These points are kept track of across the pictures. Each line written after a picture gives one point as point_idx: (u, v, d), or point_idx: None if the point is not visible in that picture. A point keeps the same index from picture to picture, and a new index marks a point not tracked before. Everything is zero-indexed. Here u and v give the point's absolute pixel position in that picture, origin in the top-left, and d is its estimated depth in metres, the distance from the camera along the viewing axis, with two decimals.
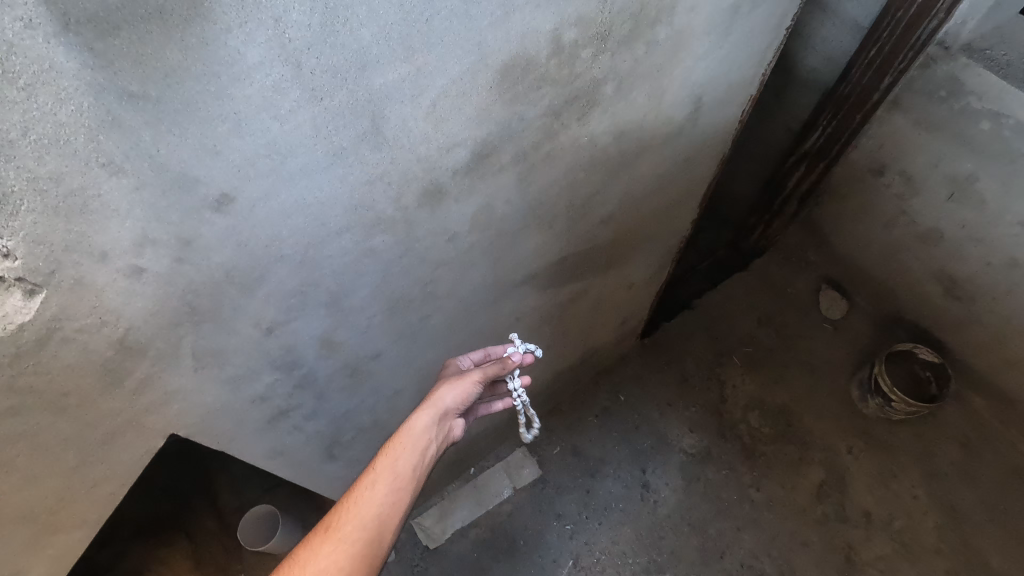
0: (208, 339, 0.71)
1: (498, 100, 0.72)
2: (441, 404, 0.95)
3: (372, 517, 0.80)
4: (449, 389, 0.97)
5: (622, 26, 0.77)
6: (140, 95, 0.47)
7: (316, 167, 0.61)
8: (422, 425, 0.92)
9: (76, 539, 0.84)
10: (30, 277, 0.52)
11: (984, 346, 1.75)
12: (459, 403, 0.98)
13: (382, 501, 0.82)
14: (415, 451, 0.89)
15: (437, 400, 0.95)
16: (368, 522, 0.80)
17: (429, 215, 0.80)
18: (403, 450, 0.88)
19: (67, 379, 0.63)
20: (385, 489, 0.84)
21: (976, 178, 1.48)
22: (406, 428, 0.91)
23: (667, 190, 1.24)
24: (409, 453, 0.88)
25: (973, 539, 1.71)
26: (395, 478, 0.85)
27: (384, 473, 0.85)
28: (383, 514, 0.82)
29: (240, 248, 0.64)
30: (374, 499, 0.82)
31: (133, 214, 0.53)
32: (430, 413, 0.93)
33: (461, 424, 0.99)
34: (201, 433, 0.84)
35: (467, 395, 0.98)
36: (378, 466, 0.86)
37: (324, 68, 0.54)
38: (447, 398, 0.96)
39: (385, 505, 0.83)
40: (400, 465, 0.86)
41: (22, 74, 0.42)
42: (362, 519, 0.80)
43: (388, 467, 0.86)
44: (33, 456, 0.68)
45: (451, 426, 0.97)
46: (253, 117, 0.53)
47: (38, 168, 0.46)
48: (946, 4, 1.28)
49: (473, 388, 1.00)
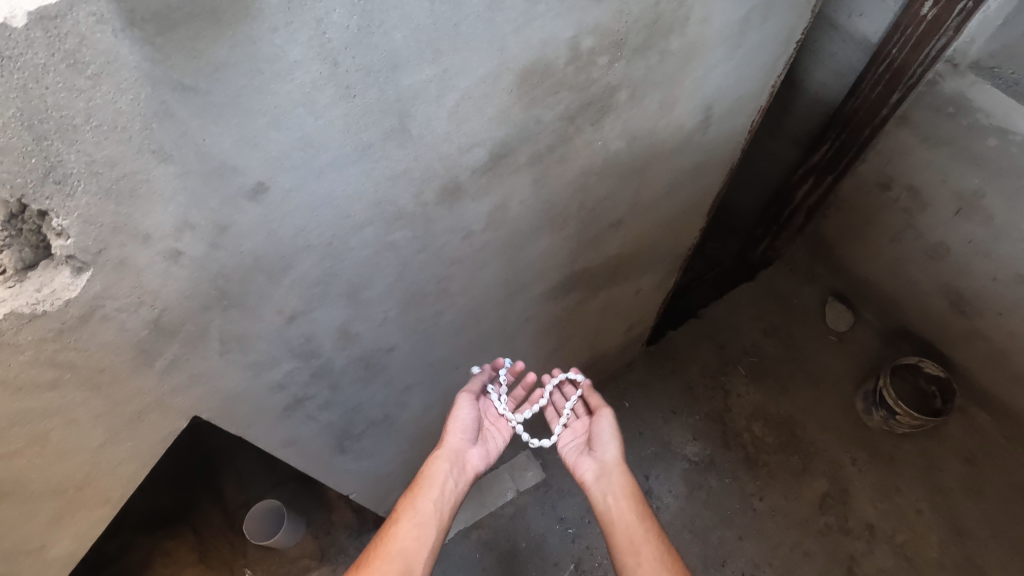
0: (234, 324, 0.75)
1: (517, 103, 0.75)
2: (449, 445, 1.02)
3: (397, 550, 0.86)
4: (450, 428, 1.04)
5: (638, 35, 0.80)
6: (191, 88, 0.50)
7: (345, 161, 0.65)
8: (434, 464, 0.98)
9: (99, 517, 0.87)
10: (79, 256, 0.57)
11: (989, 360, 1.76)
12: (467, 438, 1.04)
13: (406, 536, 0.88)
14: (433, 488, 0.95)
15: (446, 443, 1.02)
16: (393, 556, 0.85)
17: (447, 212, 0.83)
18: (420, 491, 0.94)
19: (103, 357, 0.67)
20: (408, 525, 0.90)
21: (982, 194, 1.50)
22: (423, 471, 0.98)
23: (676, 198, 1.27)
24: (427, 492, 0.95)
25: (976, 554, 1.71)
26: (416, 516, 0.91)
27: (406, 512, 0.92)
28: (409, 546, 0.87)
29: (270, 236, 0.67)
30: (398, 536, 0.88)
31: (176, 199, 0.57)
32: (441, 454, 1.00)
33: (478, 456, 1.05)
34: (221, 417, 0.87)
35: (465, 425, 1.05)
36: (401, 507, 0.93)
37: (358, 67, 0.57)
38: (453, 437, 1.03)
39: (411, 539, 0.88)
40: (419, 503, 0.93)
41: (90, 65, 0.46)
42: (388, 554, 0.85)
43: (408, 506, 0.92)
44: (66, 431, 0.72)
45: (468, 462, 1.03)
46: (291, 111, 0.57)
47: (95, 152, 0.50)
48: (955, 22, 1.31)
49: (465, 414, 1.06)
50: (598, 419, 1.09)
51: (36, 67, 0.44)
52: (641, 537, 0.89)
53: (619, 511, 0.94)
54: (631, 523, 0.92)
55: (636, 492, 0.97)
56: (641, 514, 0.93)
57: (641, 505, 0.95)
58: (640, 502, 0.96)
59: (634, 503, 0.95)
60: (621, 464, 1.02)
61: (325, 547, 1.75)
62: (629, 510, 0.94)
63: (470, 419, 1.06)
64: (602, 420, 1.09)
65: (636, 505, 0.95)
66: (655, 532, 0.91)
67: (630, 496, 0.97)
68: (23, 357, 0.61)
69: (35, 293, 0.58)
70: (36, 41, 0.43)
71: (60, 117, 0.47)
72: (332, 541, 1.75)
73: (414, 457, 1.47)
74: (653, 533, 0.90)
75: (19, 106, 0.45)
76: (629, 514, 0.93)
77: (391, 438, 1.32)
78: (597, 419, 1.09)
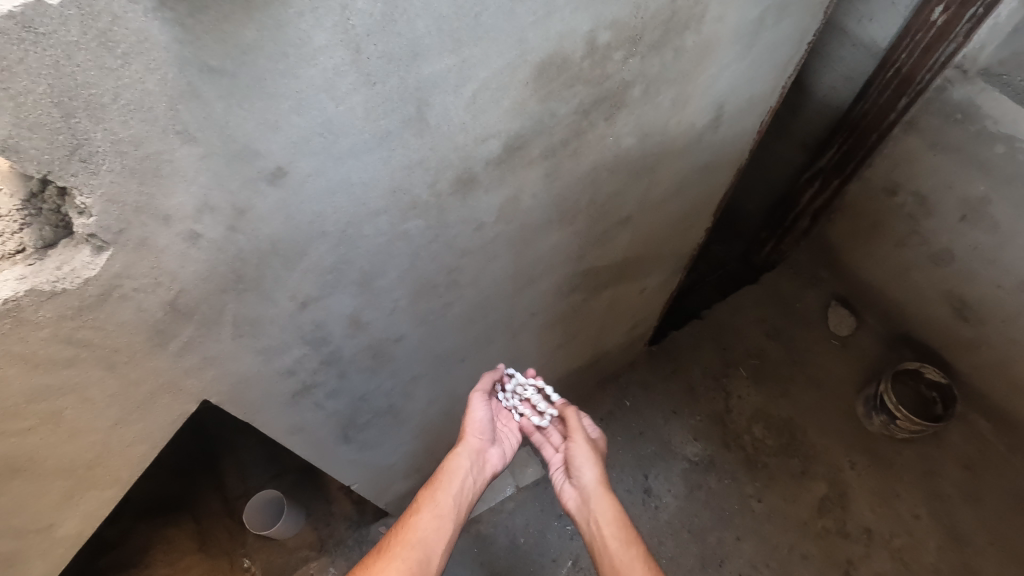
0: (248, 309, 0.75)
1: (533, 96, 0.76)
2: (470, 445, 1.03)
3: (417, 539, 0.86)
4: (470, 428, 1.05)
5: (654, 31, 0.80)
6: (218, 70, 0.51)
7: (363, 148, 0.65)
8: (457, 461, 0.99)
9: (107, 497, 0.88)
10: (101, 235, 0.57)
11: (990, 367, 1.76)
12: (483, 437, 1.06)
13: (426, 525, 0.89)
14: (454, 484, 0.96)
15: (466, 441, 1.03)
16: (415, 543, 0.86)
17: (461, 203, 0.83)
18: (441, 484, 0.95)
19: (120, 336, 0.67)
20: (428, 516, 0.90)
21: (989, 201, 1.49)
22: (444, 466, 0.98)
23: (684, 197, 1.28)
24: (447, 485, 0.95)
25: (974, 561, 1.71)
26: (436, 507, 0.92)
27: (426, 503, 0.92)
28: (429, 536, 0.87)
29: (288, 221, 0.68)
30: (419, 524, 0.89)
31: (197, 180, 0.58)
32: (464, 452, 1.01)
33: (496, 454, 1.07)
34: (231, 401, 0.88)
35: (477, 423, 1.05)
36: (422, 497, 0.94)
37: (380, 54, 0.58)
38: (473, 437, 1.04)
39: (431, 529, 0.88)
40: (441, 495, 0.94)
41: (121, 44, 0.47)
42: (410, 540, 0.86)
43: (429, 497, 0.93)
44: (79, 411, 0.73)
45: (486, 461, 1.05)
46: (313, 97, 0.57)
47: (121, 132, 0.51)
48: (965, 28, 1.32)
49: (479, 413, 1.06)
50: (570, 445, 1.07)
51: (69, 44, 0.45)
52: (618, 564, 0.88)
53: (599, 538, 0.94)
54: (611, 549, 0.91)
55: (615, 516, 0.96)
56: (622, 537, 0.92)
57: (622, 527, 0.94)
58: (619, 526, 0.94)
59: (615, 527, 0.94)
60: (602, 488, 1.01)
61: (324, 538, 1.75)
62: (610, 535, 0.93)
63: (485, 419, 1.07)
64: (577, 443, 1.07)
65: (617, 529, 0.94)
66: (637, 553, 0.90)
67: (611, 520, 0.96)
68: (43, 335, 0.62)
69: (56, 271, 0.59)
70: (71, 19, 0.44)
71: (89, 95, 0.48)
72: (332, 532, 1.75)
73: (416, 449, 1.47)
74: (636, 554, 0.90)
75: (50, 82, 0.46)
76: (611, 538, 0.92)
77: (396, 430, 1.33)
78: (570, 446, 1.07)
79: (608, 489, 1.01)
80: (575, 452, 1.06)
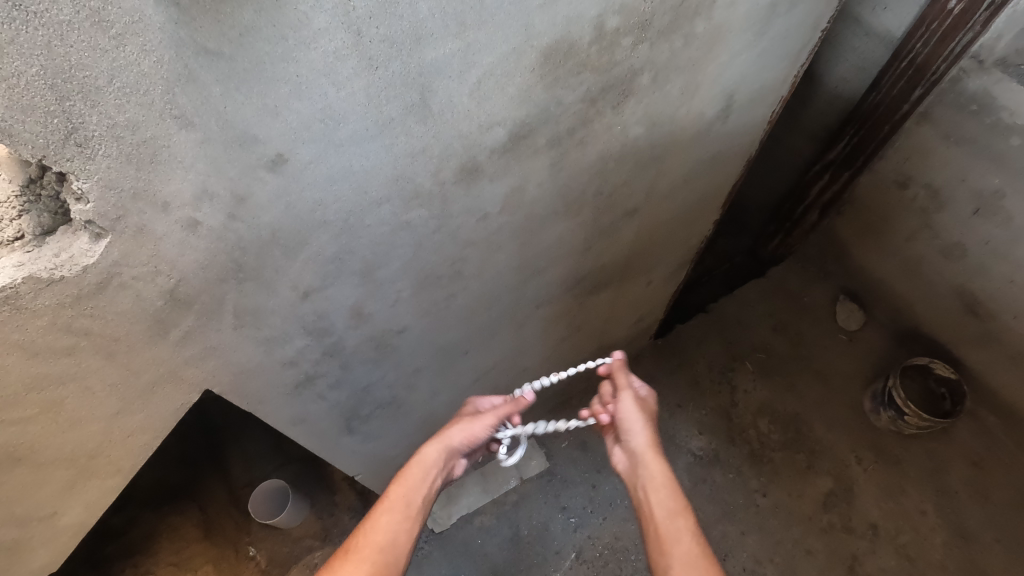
0: (250, 298, 0.75)
1: (539, 83, 0.74)
2: (447, 443, 0.99)
3: (386, 541, 0.83)
4: (460, 431, 1.01)
5: (663, 17, 0.78)
6: (215, 53, 0.50)
7: (364, 135, 0.64)
8: (429, 458, 0.95)
9: (110, 486, 0.88)
10: (98, 222, 0.56)
11: (1001, 363, 1.74)
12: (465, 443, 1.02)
13: (395, 526, 0.85)
14: (424, 483, 0.92)
15: (446, 438, 0.99)
16: (384, 545, 0.82)
17: (465, 192, 0.82)
18: (411, 481, 0.91)
19: (119, 325, 0.67)
20: (397, 516, 0.86)
21: (1003, 195, 1.46)
22: (415, 461, 0.95)
23: (692, 188, 1.26)
24: (417, 483, 0.92)
25: (980, 557, 1.70)
26: (406, 507, 0.88)
27: (395, 501, 0.88)
28: (398, 538, 0.84)
29: (288, 209, 0.67)
30: (387, 524, 0.85)
31: (196, 166, 0.57)
32: (437, 448, 0.97)
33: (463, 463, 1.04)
34: (233, 391, 0.87)
35: (473, 435, 1.02)
36: (391, 494, 0.89)
37: (381, 38, 0.56)
38: (454, 437, 1.00)
39: (402, 529, 0.85)
40: (411, 495, 0.90)
41: (115, 24, 0.45)
42: (380, 541, 0.82)
43: (399, 496, 0.89)
44: (80, 400, 0.72)
45: (453, 465, 1.01)
46: (312, 81, 0.56)
47: (117, 115, 0.50)
48: (982, 17, 1.28)
49: (481, 430, 1.03)
50: (617, 407, 1.05)
51: (61, 24, 0.44)
52: (664, 532, 0.86)
53: (645, 504, 0.92)
54: (657, 518, 0.89)
55: (662, 482, 0.93)
56: (670, 507, 0.89)
57: (671, 496, 0.91)
58: (669, 490, 0.92)
59: (660, 495, 0.91)
60: (652, 450, 0.98)
61: (328, 528, 1.75)
62: (657, 504, 0.90)
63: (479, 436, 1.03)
64: (625, 403, 1.05)
65: (665, 496, 0.91)
66: (687, 526, 0.87)
67: (660, 487, 0.93)
68: (41, 323, 0.62)
69: (53, 259, 0.58)
70: None
71: (83, 78, 0.47)
72: (335, 523, 1.75)
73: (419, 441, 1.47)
74: (683, 525, 0.86)
75: (43, 64, 0.45)
76: (658, 507, 0.90)
77: (399, 422, 1.32)
78: (617, 407, 1.05)
79: (658, 453, 0.98)
80: (624, 410, 1.04)
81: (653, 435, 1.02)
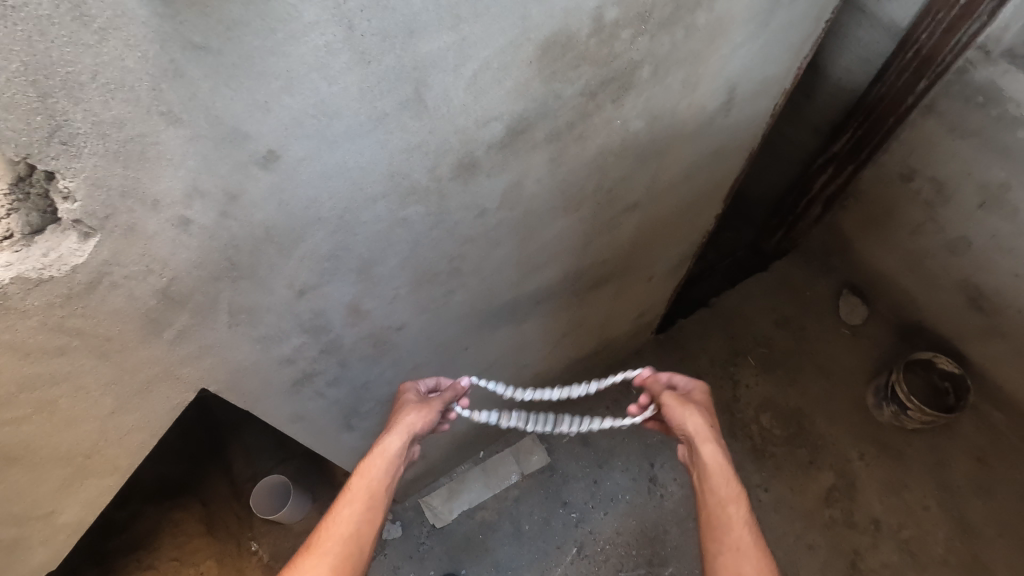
0: (244, 297, 0.74)
1: (537, 76, 0.72)
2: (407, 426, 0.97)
3: (349, 532, 0.81)
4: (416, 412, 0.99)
5: (663, 9, 0.77)
6: (202, 47, 0.49)
7: (359, 130, 0.63)
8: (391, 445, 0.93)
9: (107, 485, 0.87)
10: (87, 220, 0.56)
11: (1005, 357, 1.73)
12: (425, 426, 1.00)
13: (357, 517, 0.84)
14: (387, 470, 0.90)
15: (405, 421, 0.97)
16: (346, 536, 0.81)
17: (463, 187, 0.81)
18: (373, 470, 0.89)
19: (112, 325, 0.66)
20: (358, 507, 0.85)
21: (1008, 187, 1.45)
22: (377, 448, 0.92)
23: (694, 182, 1.24)
24: (380, 472, 0.90)
25: (982, 552, 1.69)
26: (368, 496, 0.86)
27: (357, 491, 0.87)
28: (361, 528, 0.83)
29: (281, 206, 0.66)
30: (347, 516, 0.83)
31: (186, 163, 0.56)
32: (400, 434, 0.95)
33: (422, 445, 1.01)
34: (230, 389, 0.86)
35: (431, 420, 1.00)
36: (353, 484, 0.88)
37: (375, 31, 0.55)
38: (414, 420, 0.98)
39: (364, 521, 0.84)
40: (373, 484, 0.88)
41: (97, 19, 0.44)
42: (341, 534, 0.81)
43: (360, 486, 0.87)
44: (74, 399, 0.72)
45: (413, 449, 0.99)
46: (304, 76, 0.55)
47: (102, 112, 0.49)
48: (990, 7, 1.26)
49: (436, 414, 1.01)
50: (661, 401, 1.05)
51: (41, 18, 0.43)
52: (718, 521, 0.86)
53: (700, 491, 0.92)
54: (711, 506, 0.89)
55: (715, 470, 0.92)
56: (723, 496, 0.89)
57: (725, 484, 0.90)
58: (723, 479, 0.91)
59: (713, 484, 0.91)
60: (706, 438, 0.97)
61: None
62: (710, 493, 0.90)
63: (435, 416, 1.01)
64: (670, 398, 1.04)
65: (717, 486, 0.90)
66: (740, 515, 0.87)
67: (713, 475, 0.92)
68: (33, 323, 0.61)
69: (41, 259, 0.57)
70: None
71: (66, 74, 0.46)
72: None
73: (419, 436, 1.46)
74: (736, 515, 0.86)
75: (24, 59, 0.44)
76: (711, 496, 0.90)
77: None
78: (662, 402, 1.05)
79: (713, 439, 0.96)
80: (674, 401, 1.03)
81: (708, 421, 1.01)
